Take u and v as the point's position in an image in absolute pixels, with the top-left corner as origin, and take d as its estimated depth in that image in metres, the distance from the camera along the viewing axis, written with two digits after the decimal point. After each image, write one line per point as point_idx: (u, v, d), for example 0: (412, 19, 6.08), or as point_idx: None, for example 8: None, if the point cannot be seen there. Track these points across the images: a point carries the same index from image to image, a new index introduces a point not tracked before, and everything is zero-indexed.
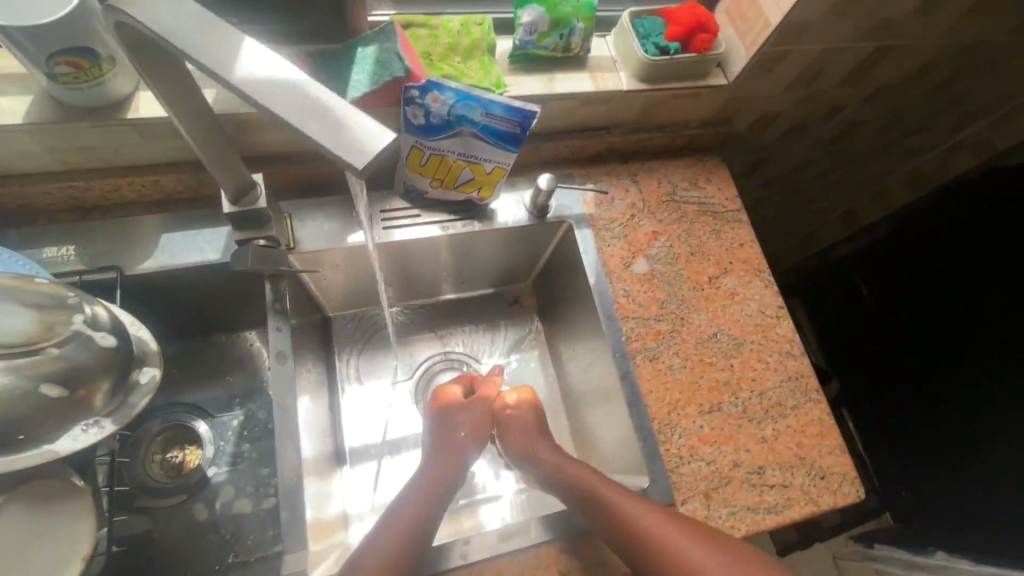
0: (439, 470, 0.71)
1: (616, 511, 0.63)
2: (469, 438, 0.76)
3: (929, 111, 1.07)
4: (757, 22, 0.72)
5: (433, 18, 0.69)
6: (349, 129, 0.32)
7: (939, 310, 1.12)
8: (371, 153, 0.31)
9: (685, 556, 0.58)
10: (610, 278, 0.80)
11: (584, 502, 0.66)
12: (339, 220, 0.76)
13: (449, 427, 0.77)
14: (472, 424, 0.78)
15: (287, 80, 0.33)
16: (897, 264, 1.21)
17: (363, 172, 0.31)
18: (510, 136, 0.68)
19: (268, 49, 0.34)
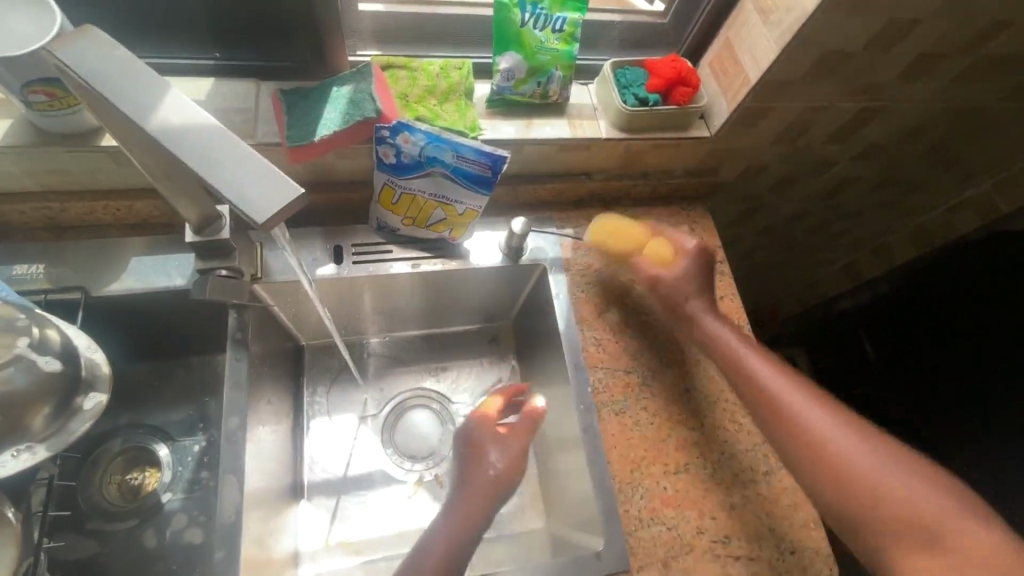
0: (472, 512, 0.62)
1: (771, 387, 0.65)
2: (499, 475, 0.66)
3: (932, 170, 1.05)
4: (738, 77, 0.72)
5: (414, 60, 0.70)
6: (261, 188, 0.35)
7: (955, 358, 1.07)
8: (274, 211, 0.34)
9: (805, 410, 0.62)
10: (582, 324, 0.79)
11: (734, 369, 0.69)
12: (310, 252, 0.76)
13: (479, 458, 0.67)
14: (507, 461, 0.67)
15: (204, 133, 0.36)
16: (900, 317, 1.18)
17: (264, 227, 0.33)
18: (481, 178, 0.68)
19: (192, 105, 0.37)
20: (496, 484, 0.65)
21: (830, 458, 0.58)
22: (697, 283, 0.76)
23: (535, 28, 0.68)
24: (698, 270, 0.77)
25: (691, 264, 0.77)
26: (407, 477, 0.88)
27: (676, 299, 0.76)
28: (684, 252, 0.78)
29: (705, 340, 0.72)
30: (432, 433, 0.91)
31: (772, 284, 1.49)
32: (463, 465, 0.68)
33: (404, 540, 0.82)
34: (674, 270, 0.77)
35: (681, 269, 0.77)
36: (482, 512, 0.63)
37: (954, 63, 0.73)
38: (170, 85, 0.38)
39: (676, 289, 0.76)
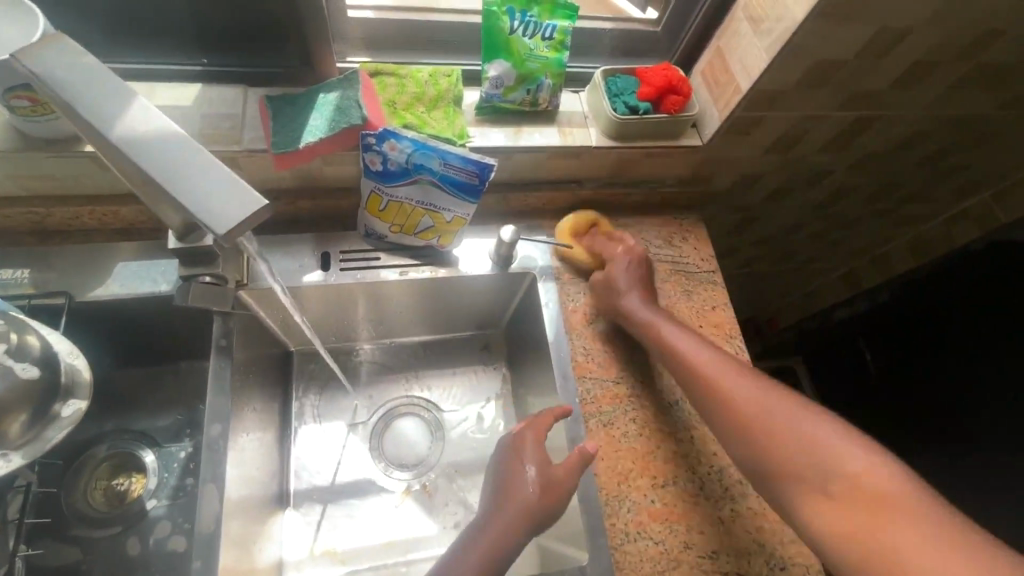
0: (500, 535, 0.60)
1: (702, 364, 0.66)
2: (533, 501, 0.62)
3: (929, 180, 1.04)
4: (729, 86, 0.72)
5: (403, 67, 0.70)
6: (223, 201, 0.37)
7: (949, 365, 1.06)
8: (240, 219, 0.36)
9: (729, 388, 0.63)
10: (571, 334, 0.78)
11: (667, 351, 0.70)
12: (298, 258, 0.76)
13: (512, 478, 0.65)
14: (542, 488, 0.63)
15: (169, 143, 0.38)
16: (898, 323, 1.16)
17: (228, 236, 0.36)
18: (468, 186, 0.67)
19: (158, 115, 0.39)
20: (529, 510, 0.62)
21: (755, 432, 0.60)
22: (631, 280, 0.76)
23: (524, 36, 0.68)
24: (632, 272, 0.77)
25: (625, 267, 0.77)
26: (394, 486, 0.87)
27: (612, 301, 0.76)
28: (619, 255, 0.78)
29: (640, 325, 0.73)
30: (421, 442, 0.91)
31: (771, 292, 1.48)
32: (501, 482, 0.65)
33: (390, 550, 0.81)
34: (606, 273, 0.78)
35: (615, 269, 0.77)
36: (511, 536, 0.60)
37: (948, 72, 0.72)
38: (137, 95, 0.40)
39: (611, 284, 0.76)
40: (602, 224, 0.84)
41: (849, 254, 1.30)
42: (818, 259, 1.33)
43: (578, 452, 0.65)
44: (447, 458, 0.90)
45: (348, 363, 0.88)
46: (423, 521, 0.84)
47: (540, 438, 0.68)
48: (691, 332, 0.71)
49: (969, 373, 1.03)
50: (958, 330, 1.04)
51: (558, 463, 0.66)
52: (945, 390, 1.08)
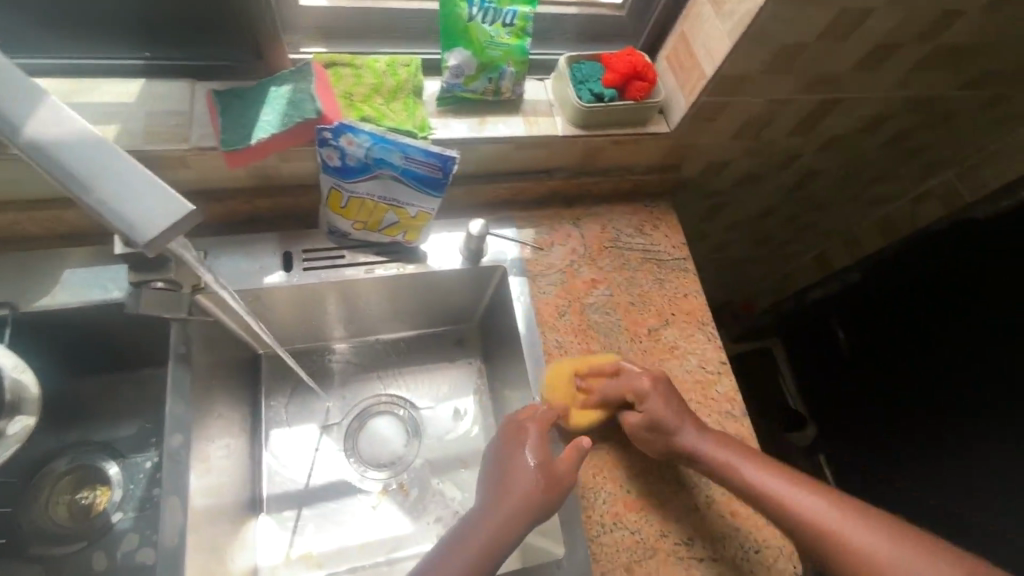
0: (500, 526, 0.60)
1: (766, 494, 0.63)
2: (533, 492, 0.61)
3: (896, 160, 1.05)
4: (694, 71, 0.71)
5: (359, 58, 0.68)
6: (139, 205, 0.37)
7: (945, 361, 1.02)
8: (164, 225, 0.37)
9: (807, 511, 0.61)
10: (543, 327, 0.77)
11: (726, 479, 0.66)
12: (258, 258, 0.73)
13: (508, 469, 0.64)
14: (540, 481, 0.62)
15: (87, 145, 0.38)
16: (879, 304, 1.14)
17: (148, 245, 0.36)
18: (431, 180, 0.65)
19: (73, 116, 0.39)
20: (529, 501, 0.61)
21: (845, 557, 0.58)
22: (672, 411, 0.68)
23: (484, 23, 0.66)
24: (669, 405, 0.68)
25: (658, 393, 0.69)
26: (371, 487, 0.85)
27: (660, 441, 0.68)
28: (648, 388, 0.69)
29: (691, 457, 0.67)
30: (397, 441, 0.89)
31: (746, 275, 1.49)
32: (502, 472, 0.64)
33: (366, 552, 0.80)
34: (641, 416, 0.68)
35: (653, 408, 0.68)
36: (509, 527, 0.60)
37: (911, 53, 0.72)
38: (52, 96, 0.40)
39: (654, 422, 0.67)
40: (581, 363, 0.73)
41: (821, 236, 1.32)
42: (791, 241, 1.35)
43: (575, 447, 0.65)
44: (424, 456, 0.88)
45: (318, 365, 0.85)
46: (400, 519, 0.83)
47: (544, 430, 0.67)
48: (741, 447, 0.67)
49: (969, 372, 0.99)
50: (956, 325, 1.00)
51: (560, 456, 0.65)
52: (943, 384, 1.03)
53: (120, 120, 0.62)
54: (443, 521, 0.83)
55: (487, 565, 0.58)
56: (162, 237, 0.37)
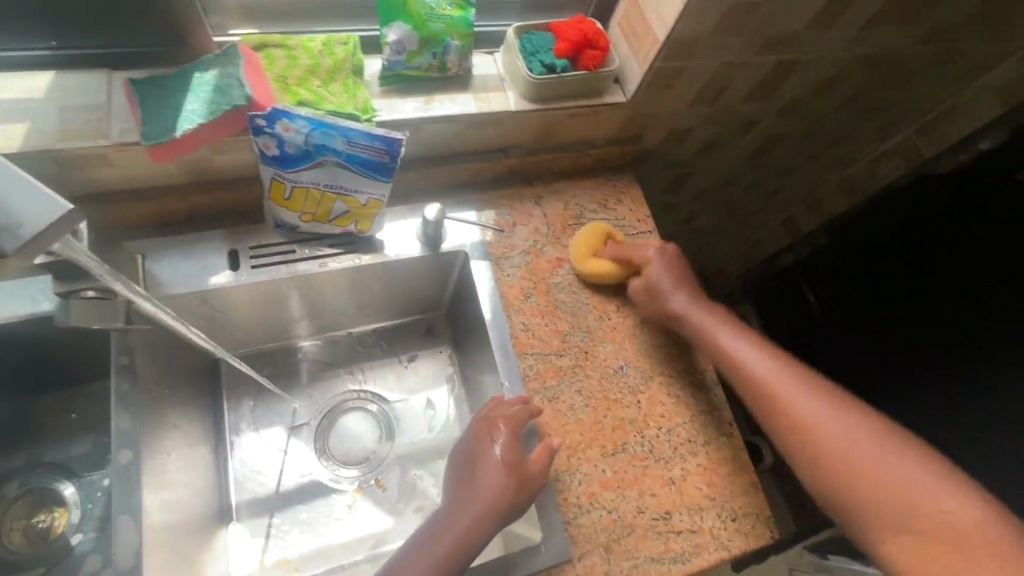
0: (469, 528, 0.59)
1: (797, 406, 0.61)
2: (503, 492, 0.60)
3: (855, 119, 1.04)
4: (647, 37, 0.68)
5: (292, 38, 0.64)
6: (12, 202, 0.39)
7: (903, 285, 1.03)
8: (45, 224, 0.39)
9: (794, 400, 0.61)
10: (509, 311, 0.75)
11: (755, 392, 0.64)
12: (201, 259, 0.69)
13: (472, 471, 0.62)
14: (507, 484, 0.61)
15: None
16: (842, 257, 1.17)
17: (23, 243, 0.39)
18: (378, 165, 0.62)
19: None
20: (498, 500, 0.60)
21: (817, 441, 0.59)
22: (675, 282, 0.73)
23: None
24: (671, 273, 0.74)
25: (664, 263, 0.74)
26: (344, 486, 0.83)
27: (656, 304, 0.74)
28: (654, 255, 0.75)
29: (716, 350, 0.69)
30: (369, 437, 0.87)
31: (716, 244, 1.49)
32: (471, 469, 0.62)
33: (341, 552, 0.78)
34: (645, 280, 0.74)
35: (654, 272, 0.74)
36: (479, 530, 0.59)
37: (865, 7, 0.70)
38: None
39: (663, 288, 0.73)
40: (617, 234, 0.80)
41: (786, 200, 1.32)
42: (758, 207, 1.34)
43: (541, 447, 0.63)
44: (398, 450, 0.86)
45: (279, 365, 0.82)
46: (376, 517, 0.81)
47: (517, 428, 0.64)
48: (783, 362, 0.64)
49: (920, 289, 1.00)
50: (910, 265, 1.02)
51: (532, 455, 0.63)
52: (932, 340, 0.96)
53: (30, 117, 0.57)
54: (420, 513, 0.81)
55: (454, 567, 0.57)
56: (42, 235, 0.40)
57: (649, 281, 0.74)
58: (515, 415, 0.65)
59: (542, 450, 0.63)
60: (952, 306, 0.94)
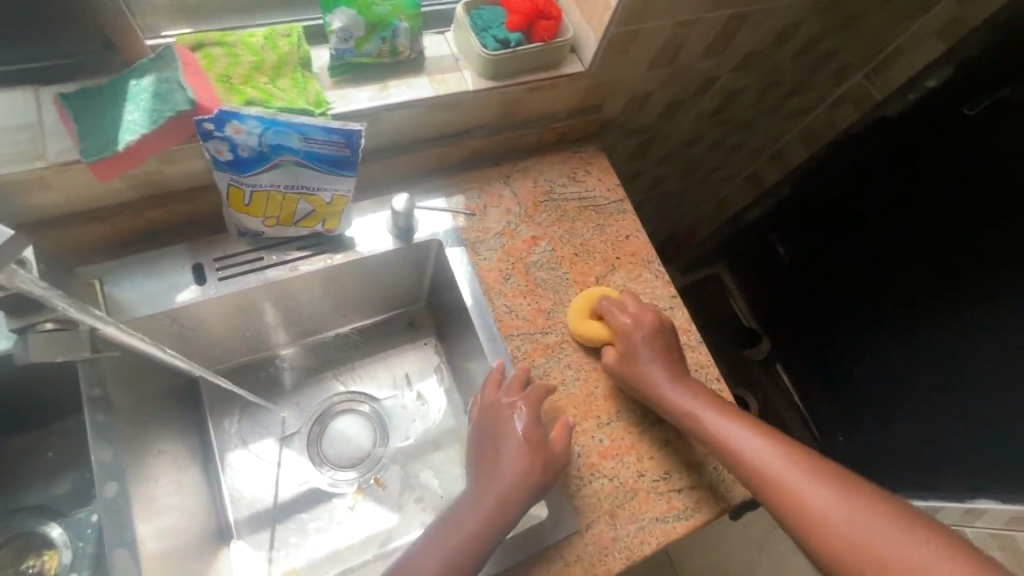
0: (488, 511, 0.59)
1: (794, 489, 0.58)
2: (525, 472, 0.60)
3: (808, 70, 1.06)
4: (598, 3, 0.67)
5: (231, 34, 0.60)
6: None
7: (872, 238, 1.15)
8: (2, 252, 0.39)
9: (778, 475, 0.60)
10: (490, 295, 0.74)
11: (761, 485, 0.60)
12: (164, 276, 0.66)
13: (494, 455, 0.62)
14: (530, 467, 0.61)
15: None
16: (810, 213, 1.28)
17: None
18: (340, 159, 0.60)
19: None
20: (520, 479, 0.60)
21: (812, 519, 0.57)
22: (659, 352, 0.69)
23: None
24: (651, 357, 0.68)
25: (643, 342, 0.69)
26: (344, 489, 0.82)
27: (636, 380, 0.68)
28: (632, 326, 0.70)
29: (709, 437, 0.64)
30: (364, 438, 0.86)
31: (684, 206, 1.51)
32: (497, 447, 0.62)
33: (351, 554, 0.77)
34: (622, 352, 0.70)
35: (634, 346, 0.69)
36: (493, 507, 0.59)
37: None
38: None
39: (644, 374, 0.68)
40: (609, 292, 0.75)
41: (748, 155, 1.34)
42: (721, 166, 1.36)
43: (561, 423, 0.64)
44: (394, 448, 0.85)
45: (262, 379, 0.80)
46: (380, 514, 0.80)
47: (535, 408, 0.64)
48: (785, 448, 0.61)
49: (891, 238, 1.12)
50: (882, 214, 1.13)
51: (552, 434, 0.64)
52: (925, 289, 1.07)
53: None
54: (423, 504, 0.81)
55: (479, 552, 0.58)
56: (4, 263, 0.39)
57: (629, 347, 0.69)
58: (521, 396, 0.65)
59: (564, 428, 0.64)
60: (920, 250, 1.07)
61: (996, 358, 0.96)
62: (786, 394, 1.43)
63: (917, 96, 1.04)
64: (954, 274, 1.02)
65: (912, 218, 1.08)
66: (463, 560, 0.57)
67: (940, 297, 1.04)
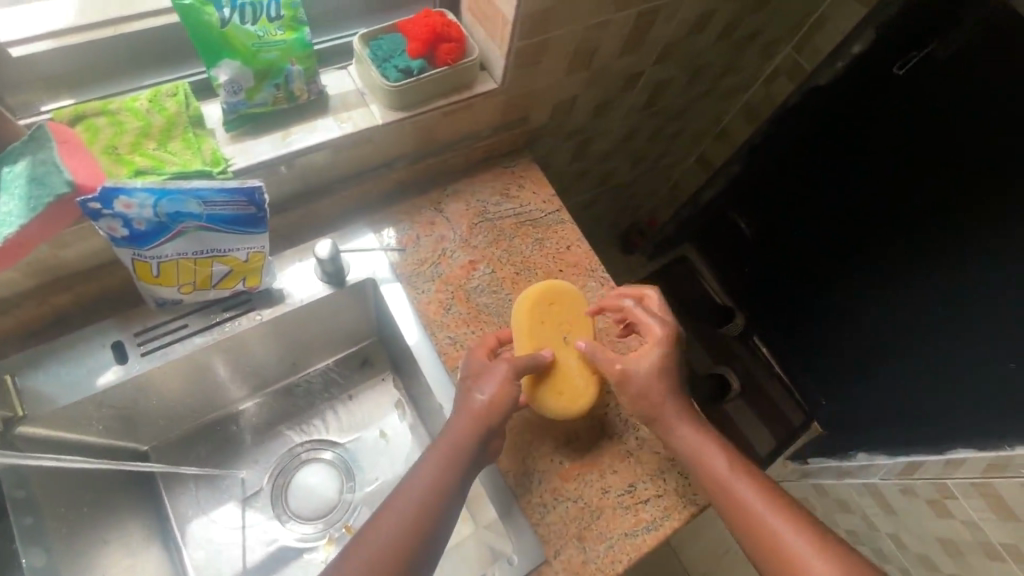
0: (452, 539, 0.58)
1: (736, 491, 0.62)
2: (490, 404, 0.62)
3: (733, 51, 1.05)
4: (498, 20, 0.66)
5: (112, 101, 0.57)
6: None
7: (825, 207, 1.16)
8: None
9: (722, 476, 0.62)
10: (431, 329, 0.73)
11: (745, 524, 0.60)
12: (84, 360, 0.64)
13: (466, 392, 0.64)
14: (495, 390, 0.63)
15: None
16: (764, 185, 1.28)
17: None
18: (245, 218, 0.58)
19: None
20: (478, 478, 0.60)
21: (746, 518, 0.60)
22: (667, 379, 0.66)
23: (243, 24, 0.57)
24: (636, 385, 0.65)
25: (658, 364, 0.66)
26: (314, 543, 0.79)
27: (641, 394, 0.65)
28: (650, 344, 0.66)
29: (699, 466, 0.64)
30: (330, 487, 0.84)
31: (638, 195, 1.51)
32: (456, 409, 0.63)
33: None
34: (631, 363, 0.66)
35: (645, 365, 0.66)
36: (446, 503, 0.58)
37: None
38: None
39: (646, 400, 0.65)
40: (570, 294, 0.72)
41: (691, 138, 1.34)
42: (667, 153, 1.36)
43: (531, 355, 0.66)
44: (362, 492, 0.83)
45: (204, 461, 0.78)
46: None
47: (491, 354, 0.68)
48: (746, 470, 0.63)
49: (842, 207, 1.13)
50: (832, 177, 1.12)
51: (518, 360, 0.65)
52: (890, 245, 1.06)
53: None
54: None
55: (444, 500, 0.58)
56: None
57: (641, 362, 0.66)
58: (487, 364, 0.66)
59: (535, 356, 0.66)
60: (876, 217, 1.07)
61: (959, 318, 0.97)
62: (768, 365, 1.44)
63: (845, 63, 1.04)
64: (911, 241, 1.02)
65: (876, 203, 1.06)
66: (412, 539, 0.55)
67: (902, 273, 1.05)
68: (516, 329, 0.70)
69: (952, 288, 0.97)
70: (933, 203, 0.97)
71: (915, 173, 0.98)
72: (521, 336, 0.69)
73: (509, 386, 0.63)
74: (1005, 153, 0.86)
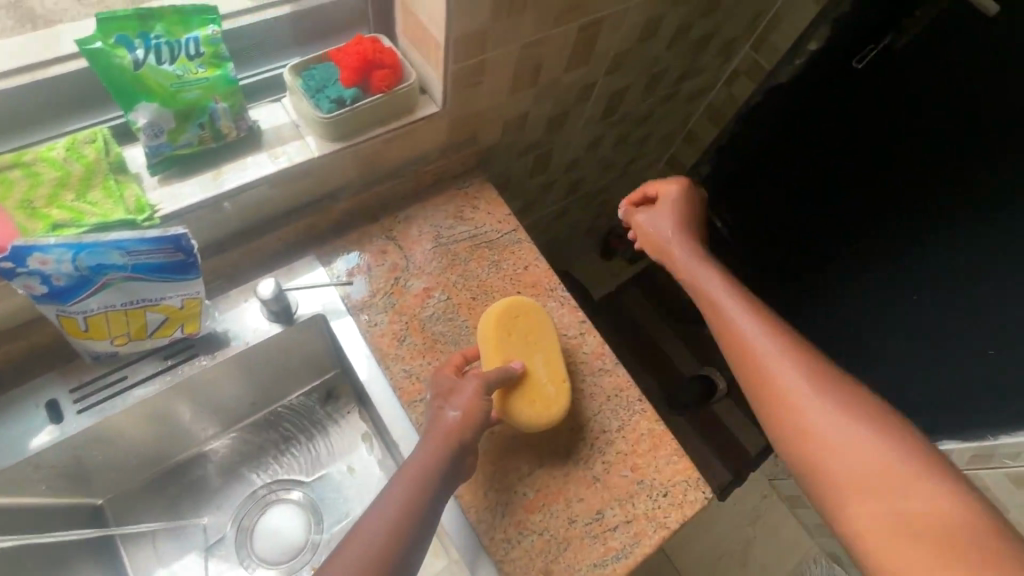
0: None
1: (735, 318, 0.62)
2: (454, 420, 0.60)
3: (688, 56, 1.04)
4: (431, 44, 0.64)
5: (26, 151, 0.53)
6: None
7: (795, 206, 1.14)
8: None
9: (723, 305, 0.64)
10: (385, 362, 0.70)
11: (738, 347, 0.60)
12: (19, 422, 0.62)
13: (437, 415, 0.62)
14: (466, 403, 0.62)
15: None
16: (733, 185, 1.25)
17: None
18: (175, 265, 0.56)
19: None
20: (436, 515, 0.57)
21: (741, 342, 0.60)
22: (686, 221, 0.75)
23: (160, 64, 0.55)
24: (658, 224, 0.75)
25: (678, 206, 0.75)
26: None
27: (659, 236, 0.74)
28: (674, 196, 0.75)
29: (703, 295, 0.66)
30: (297, 529, 0.80)
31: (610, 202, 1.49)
32: (427, 430, 0.61)
33: None
34: (656, 210, 0.76)
35: (664, 212, 0.75)
36: (409, 549, 0.53)
37: None
38: None
39: (659, 237, 0.74)
40: (527, 310, 0.71)
41: (658, 142, 1.33)
42: (634, 158, 1.35)
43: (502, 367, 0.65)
44: (329, 533, 0.80)
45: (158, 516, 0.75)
46: None
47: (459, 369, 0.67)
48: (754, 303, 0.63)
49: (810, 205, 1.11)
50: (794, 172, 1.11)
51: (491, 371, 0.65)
52: (865, 240, 1.05)
53: None
54: None
55: (407, 535, 0.54)
56: None
57: (665, 207, 0.75)
58: (456, 381, 0.65)
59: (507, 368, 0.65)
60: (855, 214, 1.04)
61: (938, 313, 0.97)
62: None
63: (804, 60, 1.01)
64: (887, 237, 1.01)
65: (850, 203, 1.04)
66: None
67: (885, 265, 1.04)
68: (483, 342, 0.68)
69: (948, 286, 0.94)
70: (907, 195, 0.95)
71: (887, 167, 0.96)
72: (488, 347, 0.67)
73: (479, 400, 0.62)
74: (998, 149, 0.83)
